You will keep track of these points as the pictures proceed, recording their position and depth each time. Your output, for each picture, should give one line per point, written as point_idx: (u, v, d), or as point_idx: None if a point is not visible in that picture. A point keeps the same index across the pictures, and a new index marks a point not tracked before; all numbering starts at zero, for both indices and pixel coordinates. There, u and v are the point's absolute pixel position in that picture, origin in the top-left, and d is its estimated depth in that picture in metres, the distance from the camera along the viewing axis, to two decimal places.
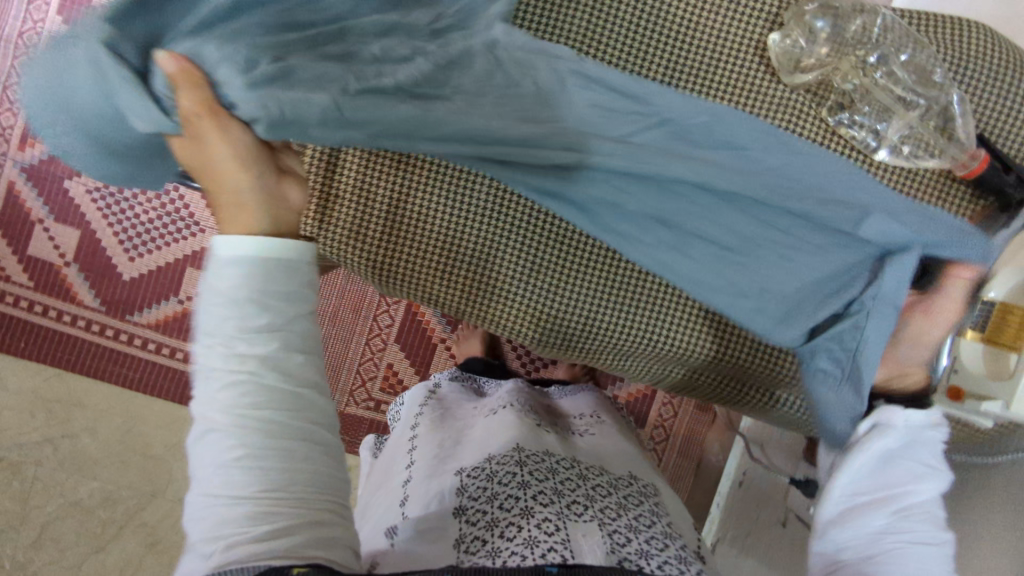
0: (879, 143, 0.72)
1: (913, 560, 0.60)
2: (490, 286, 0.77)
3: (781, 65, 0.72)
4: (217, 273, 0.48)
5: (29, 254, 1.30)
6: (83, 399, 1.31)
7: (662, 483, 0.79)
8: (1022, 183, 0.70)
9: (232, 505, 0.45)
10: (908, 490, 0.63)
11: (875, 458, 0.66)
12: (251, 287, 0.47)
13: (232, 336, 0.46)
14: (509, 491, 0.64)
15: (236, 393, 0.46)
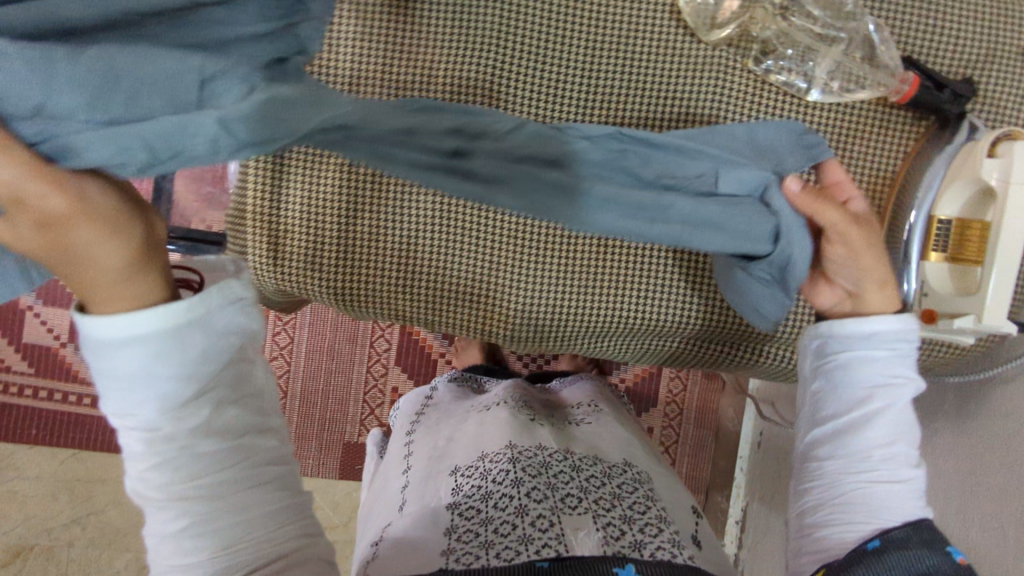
0: (810, 84, 0.72)
1: (880, 501, 0.55)
2: (452, 292, 0.75)
3: (698, 24, 0.72)
4: (106, 360, 0.40)
5: (25, 341, 1.32)
6: (101, 475, 1.33)
7: (657, 466, 0.78)
8: (958, 98, 0.70)
9: (190, 567, 0.45)
10: (871, 421, 0.57)
11: (856, 382, 0.59)
12: (164, 366, 0.41)
13: (154, 419, 0.42)
14: (502, 490, 0.64)
15: (170, 470, 0.43)
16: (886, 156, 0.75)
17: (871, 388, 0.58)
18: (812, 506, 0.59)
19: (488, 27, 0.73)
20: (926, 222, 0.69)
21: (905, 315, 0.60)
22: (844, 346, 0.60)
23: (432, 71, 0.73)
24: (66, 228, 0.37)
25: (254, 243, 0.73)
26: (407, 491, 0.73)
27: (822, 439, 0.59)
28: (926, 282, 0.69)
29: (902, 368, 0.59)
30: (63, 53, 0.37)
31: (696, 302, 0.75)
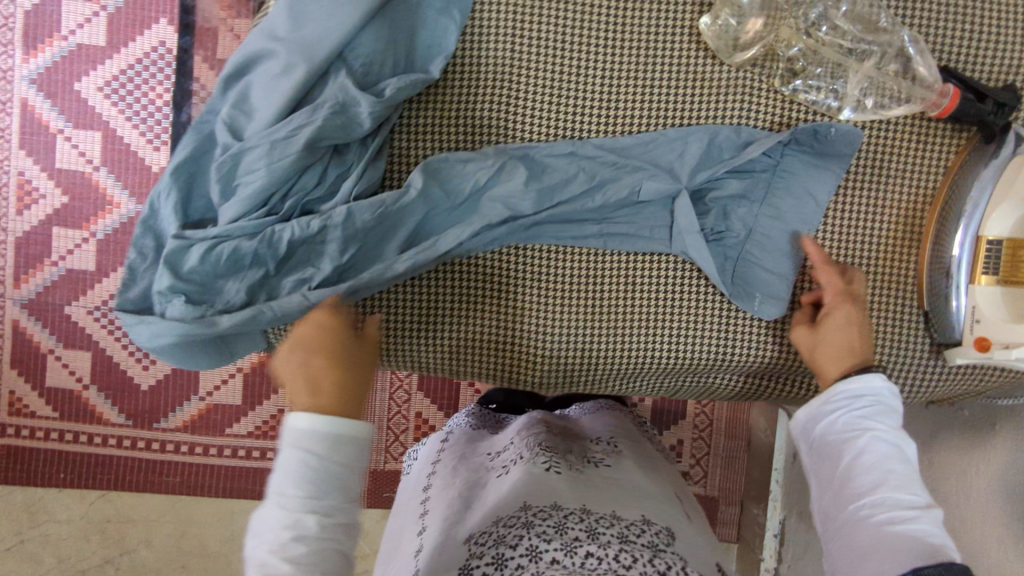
0: (840, 103, 0.68)
1: (885, 545, 0.50)
2: (477, 343, 0.71)
3: (719, 47, 0.69)
4: (308, 446, 0.53)
5: (48, 385, 1.31)
6: (132, 514, 1.33)
7: (680, 518, 0.73)
8: (1001, 108, 0.66)
9: None
10: (855, 468, 0.56)
11: (831, 439, 0.59)
12: (340, 465, 0.54)
13: (315, 497, 0.52)
14: (517, 560, 0.59)
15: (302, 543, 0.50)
16: (923, 173, 0.71)
17: (849, 439, 0.58)
18: (838, 569, 0.53)
19: (499, 64, 0.70)
20: (973, 242, 0.66)
21: (875, 373, 0.61)
22: (812, 411, 0.62)
23: (448, 112, 0.70)
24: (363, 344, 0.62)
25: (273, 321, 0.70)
26: (422, 552, 0.71)
27: (827, 505, 0.57)
28: (976, 306, 0.65)
29: (883, 418, 0.59)
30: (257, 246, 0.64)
31: (735, 336, 0.72)
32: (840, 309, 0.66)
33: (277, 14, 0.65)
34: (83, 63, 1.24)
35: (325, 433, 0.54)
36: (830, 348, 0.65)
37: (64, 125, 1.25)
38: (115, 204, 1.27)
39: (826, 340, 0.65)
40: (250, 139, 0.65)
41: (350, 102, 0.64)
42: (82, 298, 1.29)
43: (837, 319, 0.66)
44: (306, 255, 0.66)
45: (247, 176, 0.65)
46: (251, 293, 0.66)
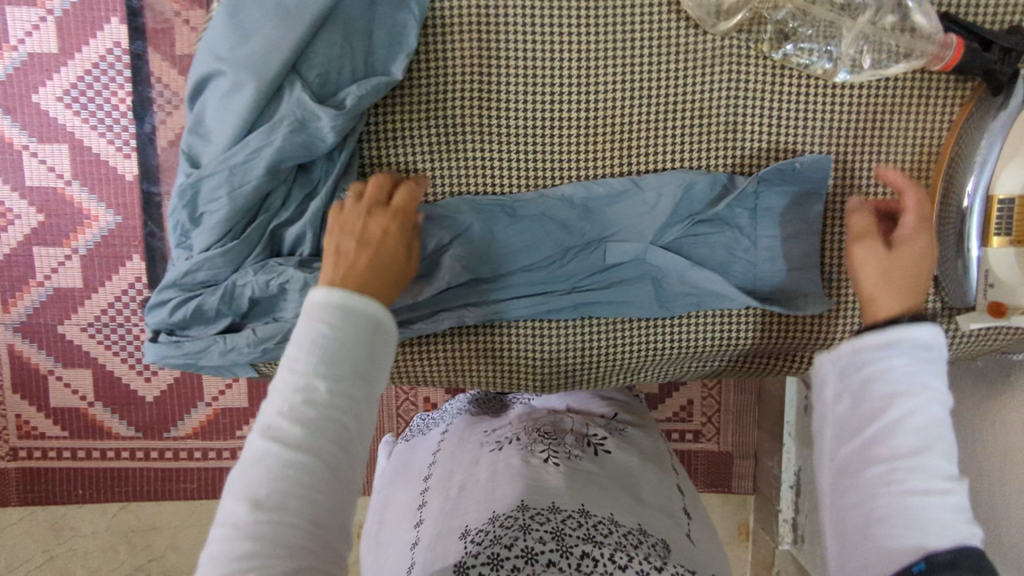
0: (836, 65, 0.64)
1: (911, 517, 0.45)
2: (476, 354, 0.70)
3: (702, 17, 0.63)
4: (310, 318, 0.49)
5: (53, 406, 1.30)
6: (155, 522, 1.34)
7: (674, 521, 0.69)
8: (1009, 56, 0.62)
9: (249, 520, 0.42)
10: (893, 430, 0.48)
11: (863, 386, 0.50)
12: (337, 338, 0.48)
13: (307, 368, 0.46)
14: (512, 561, 0.55)
15: (290, 410, 0.45)
16: (926, 129, 0.67)
17: (888, 392, 0.49)
18: (845, 540, 0.48)
19: (465, 57, 0.65)
20: (984, 201, 0.62)
21: (935, 326, 0.51)
22: (854, 354, 0.52)
23: (417, 115, 0.66)
24: (392, 239, 0.57)
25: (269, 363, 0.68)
26: (417, 553, 0.65)
27: (843, 461, 0.50)
28: (989, 270, 0.63)
29: (926, 368, 0.49)
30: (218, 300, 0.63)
31: (742, 324, 0.69)
32: (918, 240, 0.59)
33: (219, 29, 0.61)
34: (38, 74, 1.18)
35: (341, 301, 0.49)
36: (898, 275, 0.57)
37: (28, 140, 1.20)
38: (92, 217, 1.23)
39: (897, 266, 0.57)
40: (207, 166, 0.61)
41: (308, 118, 0.60)
42: (74, 317, 1.26)
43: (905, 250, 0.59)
44: (269, 303, 0.64)
45: (212, 204, 0.62)
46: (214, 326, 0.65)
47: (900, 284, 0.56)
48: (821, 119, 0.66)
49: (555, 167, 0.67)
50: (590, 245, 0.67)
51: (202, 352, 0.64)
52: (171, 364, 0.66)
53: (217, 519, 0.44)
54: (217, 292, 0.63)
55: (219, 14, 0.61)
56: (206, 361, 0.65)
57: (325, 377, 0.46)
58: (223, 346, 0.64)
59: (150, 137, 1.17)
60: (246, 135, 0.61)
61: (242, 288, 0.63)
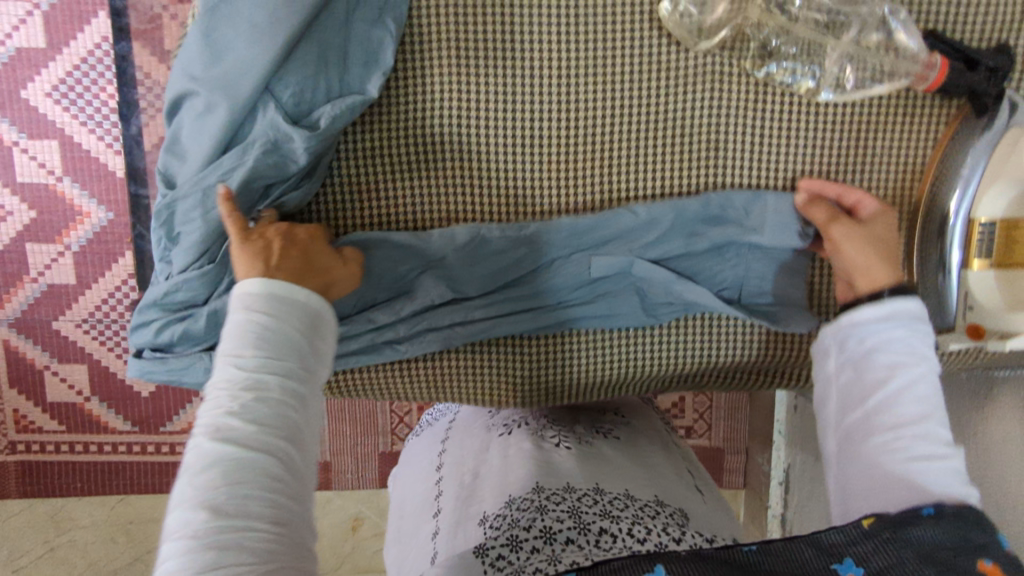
0: (819, 83, 0.63)
1: (913, 484, 0.47)
2: (465, 372, 0.70)
3: (684, 35, 0.63)
4: (242, 317, 0.49)
5: (50, 401, 1.30)
6: (153, 514, 1.35)
7: (692, 495, 0.70)
8: (995, 74, 0.61)
9: (202, 528, 0.40)
10: (896, 394, 0.51)
11: (859, 358, 0.54)
12: (275, 333, 0.48)
13: (251, 363, 0.46)
14: (531, 542, 0.54)
15: (239, 407, 0.45)
16: (912, 146, 0.66)
17: (884, 366, 0.53)
18: (853, 504, 0.50)
19: (443, 76, 0.64)
20: (964, 226, 0.62)
21: (907, 294, 0.55)
22: (853, 325, 0.56)
23: (395, 133, 0.65)
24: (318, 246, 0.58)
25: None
26: (438, 536, 0.65)
27: (848, 434, 0.53)
28: (970, 293, 0.63)
29: (916, 341, 0.53)
30: (200, 319, 0.63)
31: (737, 339, 0.70)
32: (886, 215, 0.63)
33: (192, 49, 0.60)
34: (26, 69, 1.16)
35: (279, 297, 0.50)
36: (875, 246, 0.60)
37: (18, 137, 1.18)
38: (84, 214, 1.22)
39: (872, 240, 0.61)
40: (182, 187, 0.61)
41: (280, 139, 0.60)
42: (70, 312, 1.26)
43: (876, 226, 0.62)
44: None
45: (189, 224, 0.62)
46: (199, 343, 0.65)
47: (880, 255, 0.60)
48: (805, 136, 0.65)
49: (535, 186, 0.67)
50: (574, 257, 0.67)
51: (187, 369, 0.65)
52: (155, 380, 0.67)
53: (166, 537, 0.41)
54: (200, 310, 0.63)
55: (192, 33, 0.60)
56: (192, 378, 0.65)
57: (275, 370, 0.47)
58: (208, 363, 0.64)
59: (140, 140, 1.18)
60: (221, 157, 0.61)
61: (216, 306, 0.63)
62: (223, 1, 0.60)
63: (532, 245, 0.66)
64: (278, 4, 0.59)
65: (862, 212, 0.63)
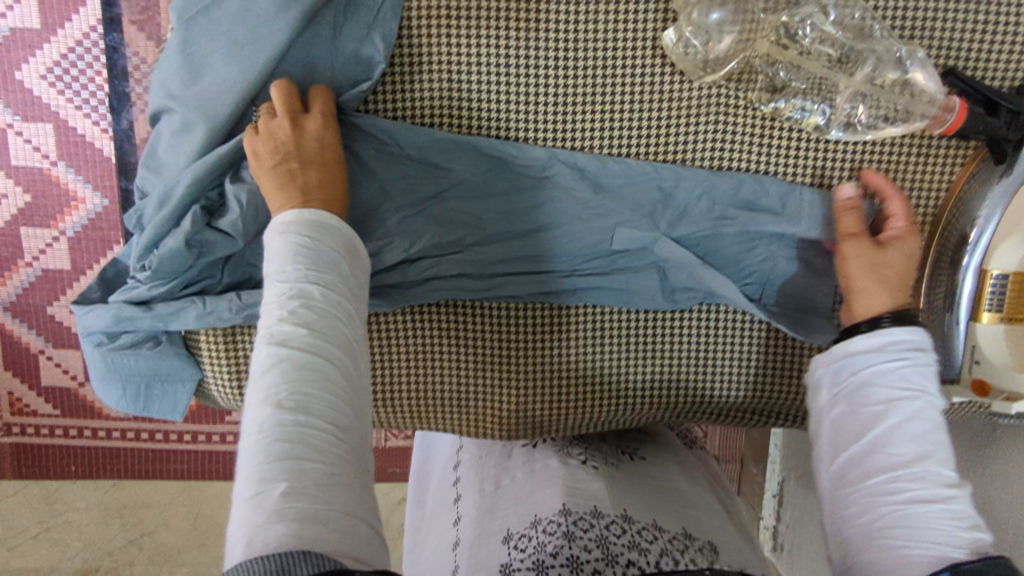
0: (829, 121, 0.60)
1: (917, 527, 0.46)
2: (452, 389, 0.68)
3: (688, 66, 0.60)
4: (280, 234, 0.48)
5: (44, 385, 1.26)
6: (147, 500, 1.32)
7: (724, 524, 0.65)
8: (1015, 119, 0.57)
9: (279, 426, 0.40)
10: (888, 434, 0.50)
11: (860, 393, 0.53)
12: (315, 247, 0.48)
13: (300, 272, 0.45)
14: (559, 570, 0.51)
15: (292, 317, 0.44)
16: (925, 194, 0.62)
17: (886, 403, 0.52)
18: (850, 548, 0.49)
19: (435, 97, 0.62)
20: (977, 277, 0.60)
21: (916, 327, 0.54)
22: (851, 358, 0.55)
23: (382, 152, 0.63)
24: (329, 163, 0.55)
25: (212, 362, 0.65)
26: (459, 554, 0.61)
27: (842, 470, 0.52)
28: (977, 346, 0.60)
29: (914, 376, 0.53)
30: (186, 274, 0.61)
31: (748, 351, 0.68)
32: (910, 241, 0.58)
33: (168, 63, 0.58)
34: (20, 50, 1.09)
35: (315, 220, 0.50)
36: (885, 274, 0.58)
37: (11, 119, 1.12)
38: (79, 200, 1.16)
39: (883, 266, 0.58)
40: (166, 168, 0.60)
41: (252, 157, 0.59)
42: (64, 297, 1.21)
43: (898, 248, 0.58)
44: (248, 253, 0.62)
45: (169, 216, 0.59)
46: (187, 287, 0.62)
47: (887, 285, 0.57)
48: (812, 175, 0.63)
49: (528, 211, 0.65)
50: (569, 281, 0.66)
51: (177, 314, 0.61)
52: (136, 357, 0.63)
53: (242, 440, 0.41)
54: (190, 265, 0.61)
55: (169, 47, 0.58)
56: (179, 326, 0.61)
57: (318, 280, 0.45)
58: (197, 318, 0.61)
59: (131, 135, 1.13)
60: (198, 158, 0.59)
61: (188, 319, 0.61)
62: (201, 13, 0.57)
63: (519, 268, 0.66)
64: (263, 20, 0.57)
65: (890, 229, 0.59)
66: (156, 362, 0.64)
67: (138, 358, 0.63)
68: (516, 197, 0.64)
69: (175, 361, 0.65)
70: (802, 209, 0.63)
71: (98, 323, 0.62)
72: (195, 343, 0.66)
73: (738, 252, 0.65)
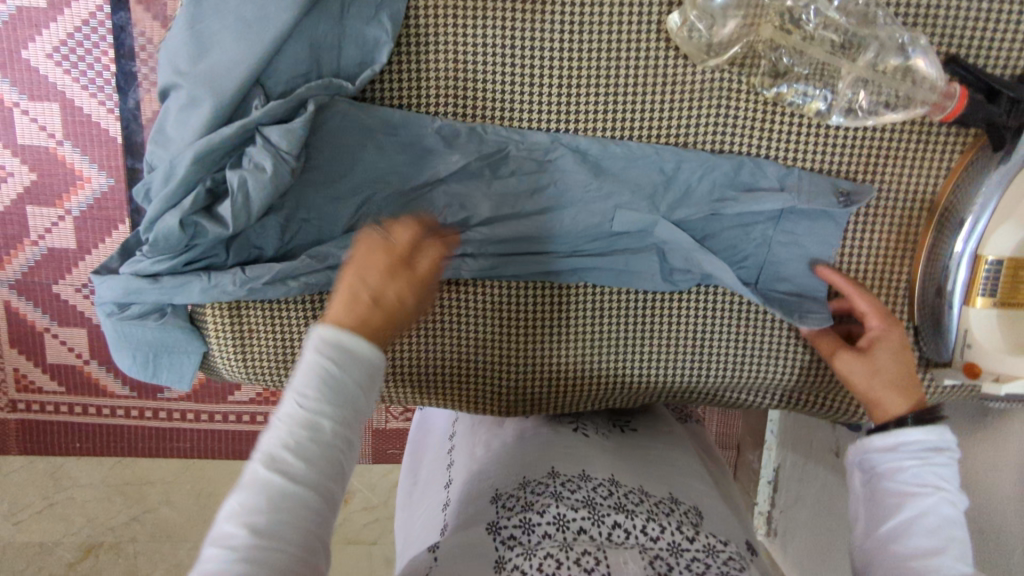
0: (830, 106, 0.61)
1: None
2: (452, 366, 0.69)
3: (692, 49, 0.61)
4: (301, 364, 0.46)
5: (49, 363, 1.28)
6: (150, 476, 1.33)
7: (709, 489, 0.67)
8: (1015, 107, 0.58)
9: (248, 543, 0.41)
10: (909, 527, 0.49)
11: (877, 486, 0.53)
12: (329, 387, 0.45)
13: (313, 396, 0.44)
14: (544, 527, 0.54)
15: (295, 441, 0.43)
16: (922, 178, 0.64)
17: (901, 494, 0.51)
18: None
19: (441, 78, 0.63)
20: (971, 261, 0.60)
21: (943, 428, 0.53)
22: (867, 452, 0.55)
23: (389, 130, 0.64)
24: (414, 268, 0.52)
25: (217, 334, 0.66)
26: (447, 514, 0.64)
27: (864, 554, 0.52)
28: (969, 331, 0.61)
29: (937, 472, 0.52)
30: (191, 251, 0.62)
31: (747, 335, 0.69)
32: (891, 333, 0.61)
33: (176, 38, 0.59)
34: (27, 29, 1.10)
35: (342, 356, 0.46)
36: (887, 380, 0.59)
37: (18, 98, 1.13)
38: (85, 179, 1.17)
39: (881, 370, 0.59)
40: (174, 144, 0.60)
41: (259, 138, 0.60)
42: (69, 276, 1.22)
43: (884, 347, 0.60)
44: (252, 236, 0.64)
45: (175, 193, 0.60)
46: (191, 263, 0.63)
47: (895, 387, 0.58)
48: (811, 160, 0.63)
49: (532, 192, 0.66)
50: (570, 262, 0.67)
51: (182, 289, 0.62)
52: (142, 329, 0.65)
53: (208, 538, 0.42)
54: (196, 241, 0.62)
55: (178, 23, 0.59)
56: (182, 299, 0.62)
57: (331, 415, 0.45)
58: (201, 294, 0.62)
59: (137, 114, 1.14)
60: (204, 137, 0.59)
61: (194, 292, 0.62)
62: None
63: (523, 249, 0.67)
64: None
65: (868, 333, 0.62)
66: (161, 335, 0.65)
67: (143, 330, 0.65)
68: (521, 180, 0.65)
69: (179, 334, 0.66)
70: (805, 196, 0.63)
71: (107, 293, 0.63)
72: (199, 316, 0.66)
73: (738, 235, 0.67)
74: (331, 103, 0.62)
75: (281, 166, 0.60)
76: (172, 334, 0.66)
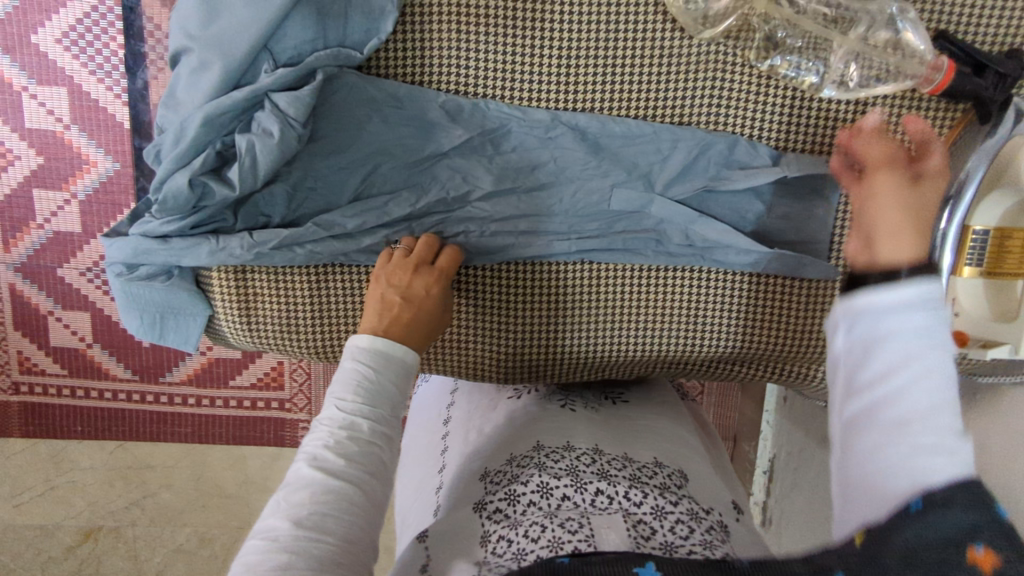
0: (823, 79, 0.63)
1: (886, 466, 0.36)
2: (449, 335, 0.71)
3: (688, 21, 0.62)
4: (342, 370, 0.58)
5: (52, 345, 1.29)
6: (152, 460, 1.34)
7: (698, 456, 0.68)
8: (1000, 82, 0.60)
9: (293, 536, 0.48)
10: (873, 403, 0.38)
11: (848, 358, 0.41)
12: (370, 378, 0.57)
13: (353, 395, 0.55)
14: (530, 496, 0.57)
15: (341, 436, 0.54)
16: None
17: (872, 362, 0.39)
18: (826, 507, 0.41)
19: (444, 49, 0.65)
20: (961, 230, 0.60)
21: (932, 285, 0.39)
22: (846, 321, 0.41)
23: (394, 99, 0.65)
24: (437, 269, 0.64)
25: (222, 299, 0.67)
26: (442, 494, 0.66)
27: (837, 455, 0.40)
28: (957, 299, 0.63)
29: (922, 317, 0.38)
30: (200, 214, 0.64)
31: (741, 309, 0.70)
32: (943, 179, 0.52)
33: (189, 5, 0.60)
34: (37, 13, 1.11)
35: (382, 353, 0.59)
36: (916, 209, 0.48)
37: (27, 81, 1.14)
38: (90, 163, 1.18)
39: (917, 200, 0.49)
40: (184, 108, 0.62)
41: (268, 103, 0.61)
42: (74, 258, 1.24)
43: (931, 188, 0.50)
44: (260, 202, 0.65)
45: (184, 157, 0.62)
46: (198, 226, 0.65)
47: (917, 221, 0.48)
48: (804, 136, 0.66)
49: (534, 163, 0.67)
50: (568, 234, 0.69)
51: (190, 251, 0.64)
52: (151, 288, 0.66)
53: (256, 533, 0.50)
54: (204, 204, 0.63)
55: None
56: (190, 260, 0.64)
57: (370, 414, 0.55)
58: (209, 257, 0.64)
59: (145, 95, 1.15)
60: (213, 101, 0.61)
61: (202, 255, 0.64)
62: None
63: (523, 219, 0.68)
64: None
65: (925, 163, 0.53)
66: (170, 296, 0.67)
67: (150, 289, 0.66)
68: (522, 151, 0.67)
69: (186, 296, 0.67)
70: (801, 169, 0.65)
71: (119, 251, 0.65)
72: (205, 279, 0.68)
73: (734, 209, 0.68)
74: (339, 74, 0.63)
75: (289, 132, 0.61)
76: (179, 297, 0.67)
